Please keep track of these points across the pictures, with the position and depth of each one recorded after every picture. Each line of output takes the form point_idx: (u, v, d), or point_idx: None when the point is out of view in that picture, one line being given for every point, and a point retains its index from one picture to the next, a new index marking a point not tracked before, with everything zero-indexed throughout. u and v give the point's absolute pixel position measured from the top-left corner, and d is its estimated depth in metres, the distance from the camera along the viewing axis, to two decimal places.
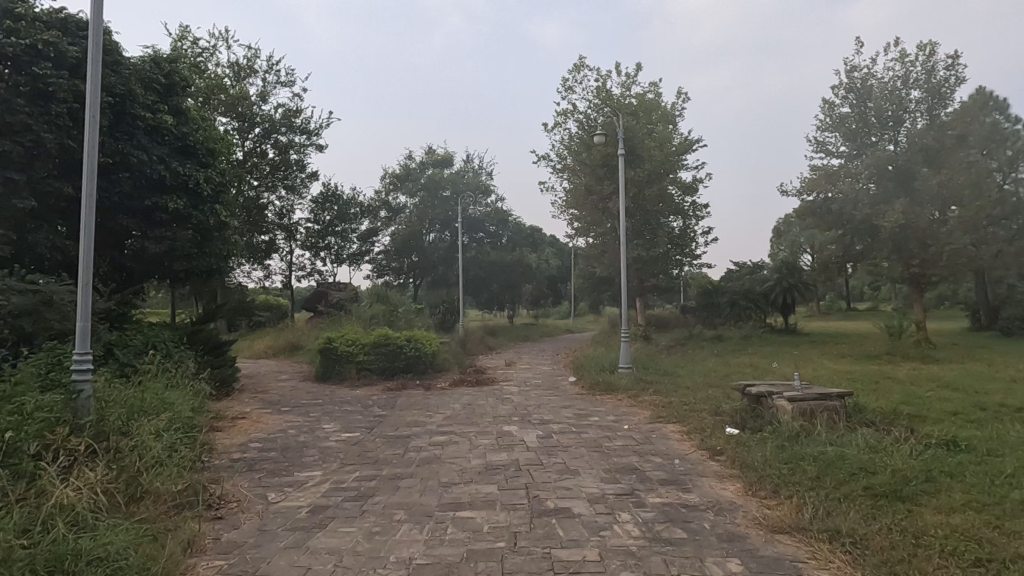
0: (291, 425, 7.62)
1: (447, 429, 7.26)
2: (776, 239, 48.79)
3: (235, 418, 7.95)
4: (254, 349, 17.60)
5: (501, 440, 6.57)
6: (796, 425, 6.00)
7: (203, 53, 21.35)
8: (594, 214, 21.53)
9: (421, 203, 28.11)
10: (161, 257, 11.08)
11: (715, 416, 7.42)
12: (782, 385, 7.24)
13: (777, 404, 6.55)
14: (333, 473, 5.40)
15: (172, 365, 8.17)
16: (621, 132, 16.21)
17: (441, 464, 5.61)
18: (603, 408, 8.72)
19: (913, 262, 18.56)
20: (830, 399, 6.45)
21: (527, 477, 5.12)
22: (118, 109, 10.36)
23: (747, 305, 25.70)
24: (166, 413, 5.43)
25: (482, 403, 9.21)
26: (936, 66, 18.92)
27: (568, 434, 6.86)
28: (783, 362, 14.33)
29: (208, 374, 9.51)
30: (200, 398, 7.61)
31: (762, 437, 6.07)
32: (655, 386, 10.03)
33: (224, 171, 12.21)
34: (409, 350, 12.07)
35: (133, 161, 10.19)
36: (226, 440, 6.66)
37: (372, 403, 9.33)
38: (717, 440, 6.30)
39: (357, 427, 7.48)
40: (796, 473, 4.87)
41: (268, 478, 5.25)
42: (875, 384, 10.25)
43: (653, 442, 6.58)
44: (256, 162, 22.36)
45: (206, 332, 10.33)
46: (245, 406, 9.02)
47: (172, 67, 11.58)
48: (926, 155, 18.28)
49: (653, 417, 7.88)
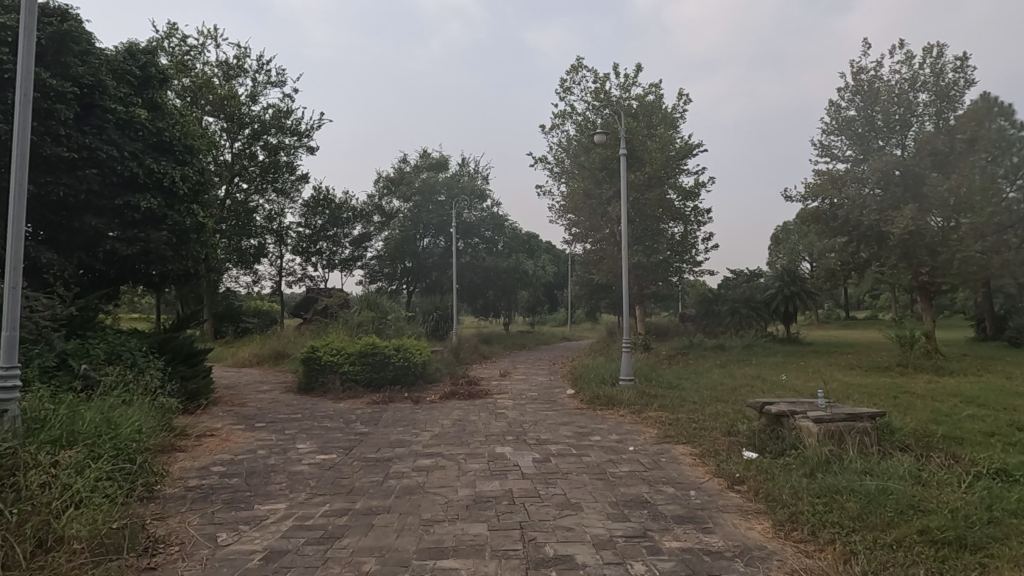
0: (262, 445, 6.91)
1: (433, 450, 6.54)
2: (774, 248, 48.35)
3: (202, 435, 7.24)
4: (237, 356, 16.81)
5: (493, 465, 5.86)
6: (825, 450, 5.35)
7: (191, 51, 20.79)
8: (592, 219, 20.86)
9: (416, 208, 27.31)
10: (134, 259, 10.40)
11: (729, 437, 6.76)
12: (803, 402, 6.59)
13: (801, 425, 5.93)
14: (298, 508, 4.67)
15: (135, 378, 7.48)
16: (623, 131, 15.52)
17: (424, 495, 4.90)
18: (605, 425, 8.02)
19: (921, 271, 17.97)
20: (859, 420, 5.80)
21: (521, 514, 4.42)
22: (87, 101, 9.65)
23: (749, 313, 25.04)
24: (107, 438, 4.75)
25: (474, 419, 8.49)
26: (945, 68, 18.44)
27: (568, 458, 6.17)
28: (790, 374, 13.71)
29: (176, 386, 8.79)
30: (161, 414, 6.92)
31: (787, 464, 5.43)
32: (661, 401, 9.33)
33: (203, 171, 11.52)
34: (398, 360, 11.36)
35: (102, 156, 9.47)
36: (185, 463, 5.94)
37: (354, 419, 8.62)
38: (734, 466, 5.66)
39: (334, 447, 6.75)
40: (836, 509, 4.21)
41: (223, 513, 4.51)
42: (894, 399, 9.57)
43: (664, 467, 5.89)
44: (245, 164, 21.97)
45: (178, 340, 9.65)
46: (218, 421, 8.32)
47: (148, 59, 10.89)
48: (934, 160, 17.67)
49: (661, 436, 7.21)
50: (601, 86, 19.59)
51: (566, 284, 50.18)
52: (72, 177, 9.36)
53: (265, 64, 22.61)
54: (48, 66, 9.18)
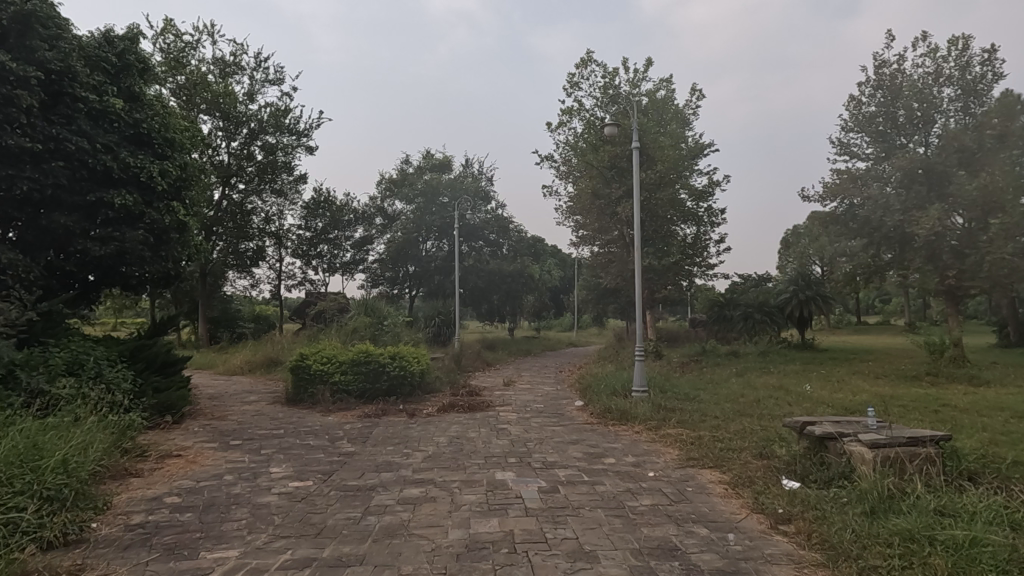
0: (232, 468, 6.07)
1: (423, 476, 5.69)
2: (783, 253, 47.38)
3: (165, 456, 6.43)
4: (229, 364, 16.02)
5: (491, 497, 5.00)
6: (886, 483, 4.51)
7: (186, 48, 20.22)
8: (601, 220, 20.06)
9: (418, 209, 26.51)
10: (108, 259, 9.65)
11: (763, 462, 5.92)
12: (849, 421, 5.74)
13: (851, 450, 5.11)
14: (253, 556, 3.83)
15: (91, 393, 6.68)
16: (635, 123, 14.60)
17: (407, 540, 4.05)
18: (618, 445, 7.15)
19: (948, 274, 17.00)
20: (921, 444, 4.95)
21: (523, 569, 3.57)
22: (55, 88, 8.85)
23: (763, 319, 24.11)
24: (17, 473, 3.97)
25: (473, 437, 7.63)
26: (971, 61, 17.50)
27: (580, 486, 5.31)
28: (813, 383, 12.77)
29: (147, 399, 8.02)
30: (120, 432, 6.16)
31: (840, 499, 4.60)
32: (680, 416, 8.44)
33: (186, 166, 10.79)
34: (392, 370, 10.57)
35: (71, 148, 8.73)
36: (136, 492, 5.14)
37: (340, 436, 7.78)
38: (775, 500, 4.82)
39: (311, 472, 5.91)
40: (919, 566, 3.39)
41: (158, 564, 3.68)
42: (937, 414, 8.66)
43: (692, 500, 5.02)
44: (241, 163, 21.32)
45: (152, 349, 8.95)
46: (189, 438, 7.53)
47: (126, 46, 10.09)
48: (960, 158, 16.67)
49: (683, 459, 6.36)
50: (610, 81, 18.79)
51: (573, 289, 49.43)
52: (37, 170, 8.58)
53: (263, 61, 22.02)
54: (10, 50, 8.35)
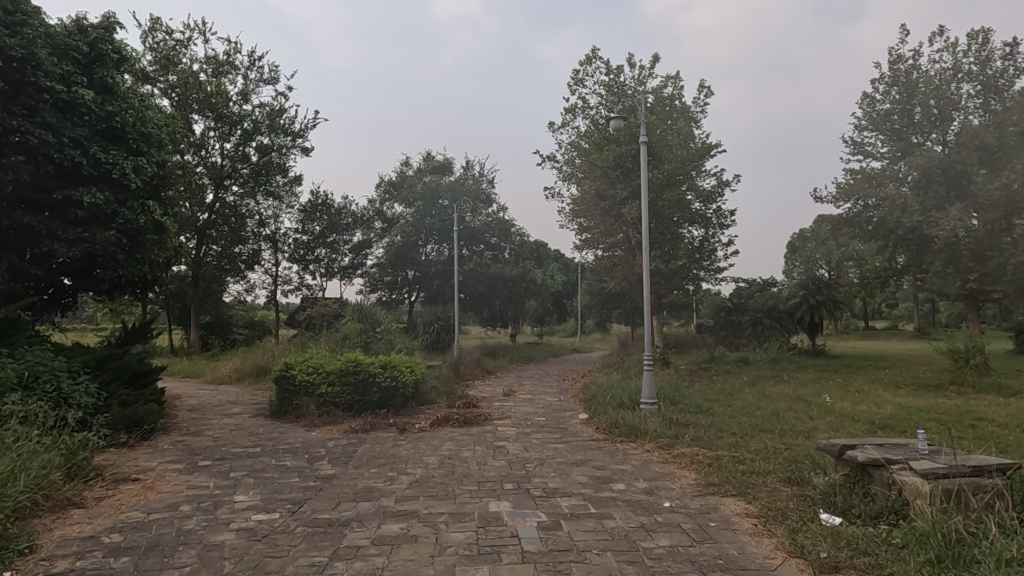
0: (191, 496, 5.37)
1: (407, 508, 4.96)
2: (790, 257, 46.68)
3: (120, 481, 5.74)
4: (218, 371, 15.38)
5: (483, 535, 4.30)
6: (952, 524, 3.78)
7: (177, 45, 19.65)
8: (605, 222, 19.43)
9: (418, 211, 25.85)
10: (78, 261, 9.01)
11: (795, 491, 5.18)
12: (894, 446, 5.01)
13: (900, 480, 4.39)
14: None
15: (38, 408, 6.00)
16: (644, 115, 13.86)
17: None
18: (627, 467, 6.43)
19: (969, 278, 16.19)
20: (986, 475, 4.21)
21: None
22: (17, 78, 8.22)
23: (771, 324, 23.04)
24: None
25: (467, 457, 6.90)
26: (991, 56, 16.81)
27: (586, 522, 4.58)
28: (832, 394, 12.01)
29: (112, 414, 7.36)
30: (68, 456, 5.51)
31: (895, 542, 3.88)
32: (694, 432, 7.71)
33: (165, 163, 10.15)
34: (383, 381, 9.88)
35: (33, 142, 8.14)
36: (72, 528, 4.46)
37: (322, 455, 7.08)
38: (816, 541, 4.08)
39: (280, 502, 5.19)
40: None
41: None
42: (976, 430, 7.89)
43: (717, 539, 4.30)
44: (235, 164, 20.70)
45: (121, 359, 8.30)
46: (154, 458, 6.84)
47: (101, 35, 9.43)
48: (981, 157, 15.95)
49: (702, 486, 5.61)
50: (614, 78, 18.14)
51: (576, 294, 48.90)
52: None
53: (257, 60, 21.44)
54: None
